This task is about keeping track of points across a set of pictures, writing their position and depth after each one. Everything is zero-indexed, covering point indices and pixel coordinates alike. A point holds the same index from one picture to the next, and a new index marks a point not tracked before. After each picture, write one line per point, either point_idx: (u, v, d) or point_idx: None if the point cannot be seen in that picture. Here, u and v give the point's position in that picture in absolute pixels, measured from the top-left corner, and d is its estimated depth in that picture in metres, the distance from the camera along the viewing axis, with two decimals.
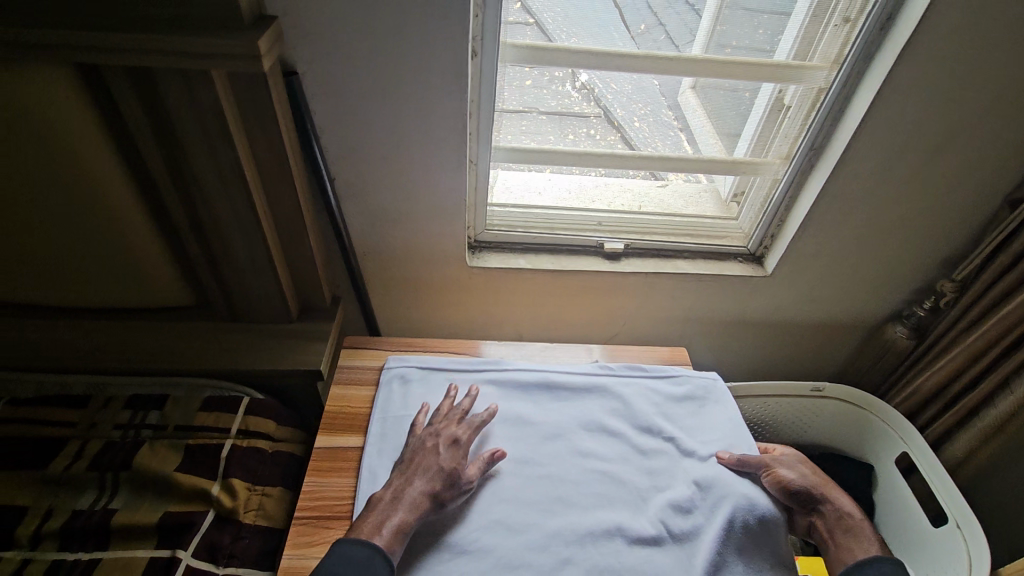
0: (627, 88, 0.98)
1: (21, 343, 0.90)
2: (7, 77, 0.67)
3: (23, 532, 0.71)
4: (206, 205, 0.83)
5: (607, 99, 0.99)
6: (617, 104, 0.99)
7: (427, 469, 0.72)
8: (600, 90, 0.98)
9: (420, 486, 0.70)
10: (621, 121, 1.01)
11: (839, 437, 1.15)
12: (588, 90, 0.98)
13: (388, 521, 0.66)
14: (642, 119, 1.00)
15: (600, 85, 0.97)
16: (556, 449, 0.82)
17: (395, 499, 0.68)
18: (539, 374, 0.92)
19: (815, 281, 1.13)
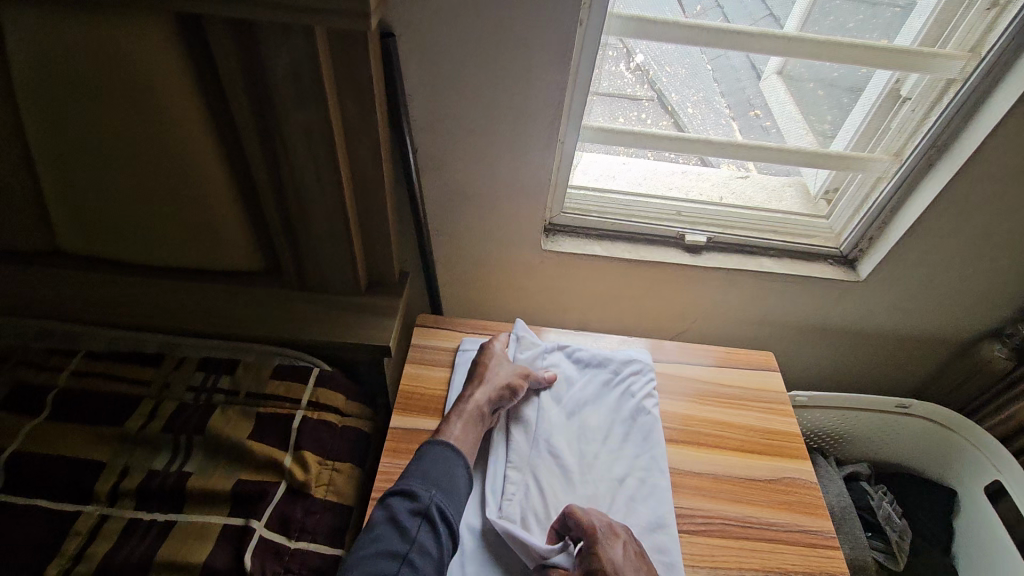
0: (682, 71, 0.92)
1: (98, 296, 0.90)
2: (108, 22, 0.65)
3: (102, 488, 0.71)
4: (287, 169, 0.80)
5: (662, 82, 0.93)
6: (672, 89, 0.94)
7: (488, 381, 0.76)
8: (656, 72, 0.92)
9: (483, 397, 0.74)
10: (675, 107, 0.95)
11: (921, 457, 1.08)
12: (642, 72, 0.91)
13: (457, 425, 0.72)
14: (695, 105, 0.95)
15: (655, 67, 0.91)
16: (625, 440, 0.77)
17: (462, 408, 0.73)
18: (618, 363, 0.85)
19: (911, 291, 1.05)
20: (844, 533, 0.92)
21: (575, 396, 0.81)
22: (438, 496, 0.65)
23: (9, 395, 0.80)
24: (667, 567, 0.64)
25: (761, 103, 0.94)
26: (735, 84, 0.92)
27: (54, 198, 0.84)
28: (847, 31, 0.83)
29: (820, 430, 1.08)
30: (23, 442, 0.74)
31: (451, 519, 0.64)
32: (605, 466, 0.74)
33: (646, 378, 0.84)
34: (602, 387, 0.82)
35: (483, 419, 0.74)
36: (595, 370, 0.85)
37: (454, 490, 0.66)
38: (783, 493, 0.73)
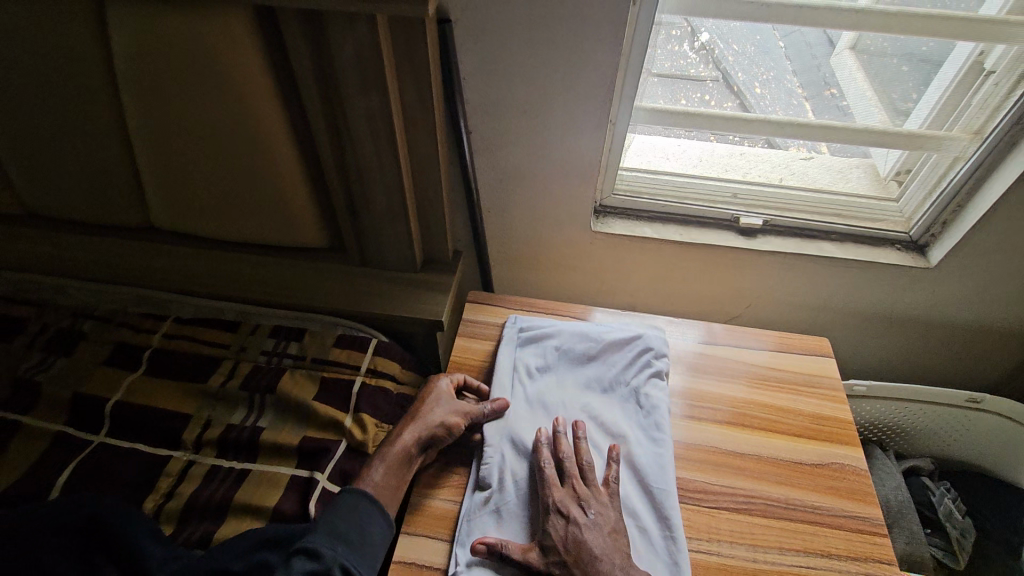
0: (749, 49, 0.89)
1: (185, 269, 1.00)
2: (198, 21, 0.72)
3: (189, 437, 0.80)
4: (352, 152, 0.85)
5: (727, 61, 0.91)
6: (738, 69, 0.92)
7: (419, 421, 0.75)
8: (721, 51, 0.90)
9: (409, 438, 0.74)
10: (741, 87, 0.93)
11: (990, 454, 1.02)
12: (707, 51, 0.90)
13: (378, 469, 0.73)
14: (764, 85, 0.92)
15: (720, 45, 0.89)
16: (622, 419, 0.77)
17: (387, 450, 0.74)
18: (627, 338, 0.84)
19: (989, 278, 0.98)
20: (899, 528, 0.90)
21: (576, 377, 0.82)
22: (347, 551, 0.66)
23: (112, 351, 0.91)
24: (672, 539, 0.65)
25: (831, 77, 0.90)
26: (809, 60, 0.90)
27: (149, 180, 0.95)
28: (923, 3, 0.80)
29: (880, 422, 1.04)
30: (124, 392, 0.85)
31: (356, 575, 0.65)
32: (600, 439, 0.75)
33: (652, 355, 0.82)
34: (608, 366, 0.82)
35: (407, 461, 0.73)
36: (607, 346, 0.83)
37: (365, 545, 0.67)
38: (830, 478, 0.72)
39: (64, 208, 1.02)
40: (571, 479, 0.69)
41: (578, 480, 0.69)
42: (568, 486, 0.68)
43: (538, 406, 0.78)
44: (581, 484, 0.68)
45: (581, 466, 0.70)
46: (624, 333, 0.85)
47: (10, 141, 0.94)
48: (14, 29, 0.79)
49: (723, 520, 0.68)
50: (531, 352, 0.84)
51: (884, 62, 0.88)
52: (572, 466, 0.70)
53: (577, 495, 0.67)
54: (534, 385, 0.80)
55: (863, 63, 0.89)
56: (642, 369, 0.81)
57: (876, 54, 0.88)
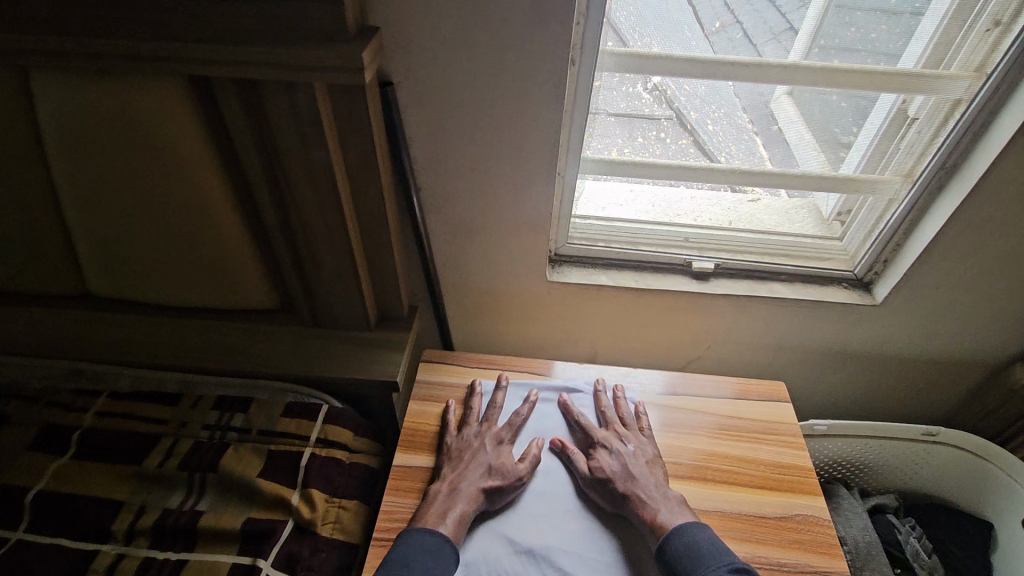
0: (701, 90, 0.89)
1: (124, 339, 0.95)
2: (129, 91, 0.71)
3: (119, 527, 0.74)
4: (296, 212, 0.83)
5: (679, 101, 0.90)
6: (690, 108, 0.91)
7: (467, 455, 0.74)
8: (673, 91, 0.89)
9: (468, 474, 0.71)
10: (694, 125, 0.92)
11: (950, 486, 1.04)
12: (660, 91, 0.89)
13: (439, 508, 0.68)
14: (716, 122, 0.92)
15: (673, 86, 0.89)
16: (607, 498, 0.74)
17: (442, 486, 0.70)
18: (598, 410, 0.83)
19: (934, 311, 1.01)
20: (871, 571, 0.89)
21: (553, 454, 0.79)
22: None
23: (39, 433, 0.84)
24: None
25: (760, 110, 0.91)
26: (758, 99, 0.90)
27: (85, 247, 0.91)
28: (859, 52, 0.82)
29: (844, 459, 1.04)
30: (50, 480, 0.78)
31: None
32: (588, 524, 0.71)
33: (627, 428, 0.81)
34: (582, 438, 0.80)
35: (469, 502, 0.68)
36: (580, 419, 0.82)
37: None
38: (794, 531, 0.71)
39: None
40: (611, 424, 0.79)
41: (619, 425, 0.80)
42: (609, 429, 0.79)
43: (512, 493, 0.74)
44: (621, 427, 0.79)
45: (622, 415, 0.81)
46: (602, 393, 0.84)
47: None
48: None
49: None
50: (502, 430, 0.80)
51: (815, 94, 0.88)
52: (613, 416, 0.81)
53: (618, 434, 0.78)
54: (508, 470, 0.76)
55: (802, 103, 0.89)
56: None
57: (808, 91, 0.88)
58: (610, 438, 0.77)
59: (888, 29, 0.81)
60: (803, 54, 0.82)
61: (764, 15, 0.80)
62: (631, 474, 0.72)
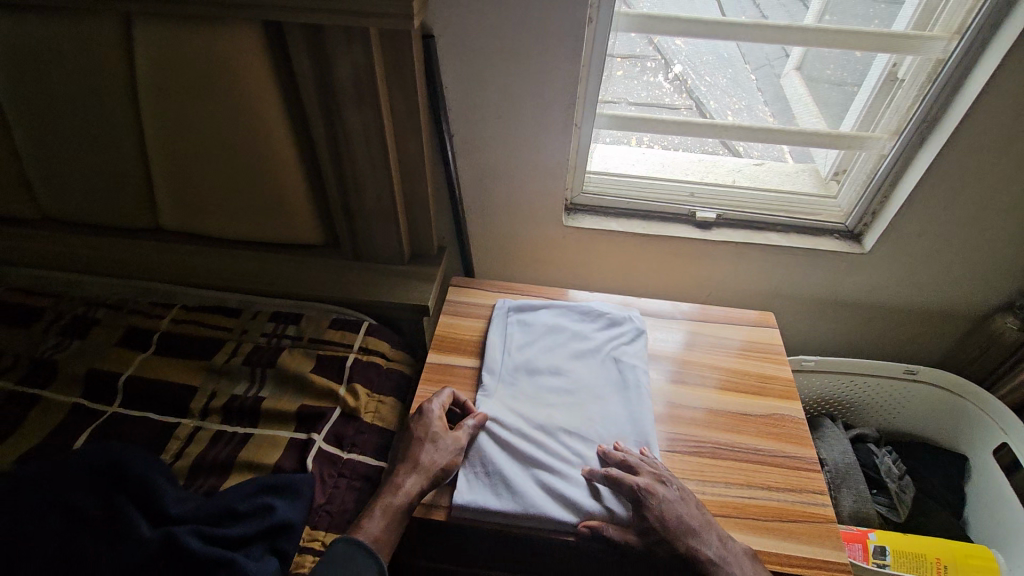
0: (721, 81, 1.04)
1: (191, 264, 1.09)
2: (214, 37, 0.84)
3: (196, 406, 0.88)
4: (348, 151, 0.96)
5: (699, 90, 1.05)
6: (710, 97, 1.05)
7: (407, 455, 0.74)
8: (693, 81, 1.04)
9: (404, 481, 0.72)
10: (714, 114, 1.06)
11: (930, 424, 1.13)
12: (680, 82, 1.05)
13: (377, 519, 0.70)
14: (736, 113, 1.05)
15: (692, 76, 1.04)
16: (605, 382, 0.85)
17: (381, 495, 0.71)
18: (601, 316, 0.94)
19: (919, 260, 1.10)
20: (848, 487, 0.99)
21: (559, 347, 0.90)
22: None
23: (123, 335, 0.99)
24: None
25: (780, 98, 1.03)
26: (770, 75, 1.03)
27: (160, 180, 1.04)
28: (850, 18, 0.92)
29: (830, 394, 1.14)
30: (136, 368, 0.92)
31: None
32: (586, 401, 0.83)
33: (627, 330, 0.92)
34: (586, 337, 0.91)
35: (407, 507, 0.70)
36: (585, 323, 0.93)
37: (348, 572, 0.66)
38: (772, 426, 0.81)
39: (78, 210, 1.11)
40: (641, 467, 0.72)
41: (648, 466, 0.72)
42: (642, 472, 0.71)
43: (521, 377, 0.86)
44: (652, 468, 0.72)
45: (642, 457, 0.74)
46: (614, 312, 0.94)
47: (30, 145, 1.03)
48: (46, 45, 0.90)
49: (677, 461, 0.78)
50: (516, 328, 0.92)
51: (833, 87, 1.03)
52: (637, 458, 0.73)
53: (655, 476, 0.71)
54: (519, 359, 0.88)
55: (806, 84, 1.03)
56: (617, 340, 0.91)
57: (818, 80, 1.02)
58: (652, 485, 0.69)
59: (881, 14, 0.93)
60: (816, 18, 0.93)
61: (787, 7, 0.93)
62: (689, 530, 0.66)
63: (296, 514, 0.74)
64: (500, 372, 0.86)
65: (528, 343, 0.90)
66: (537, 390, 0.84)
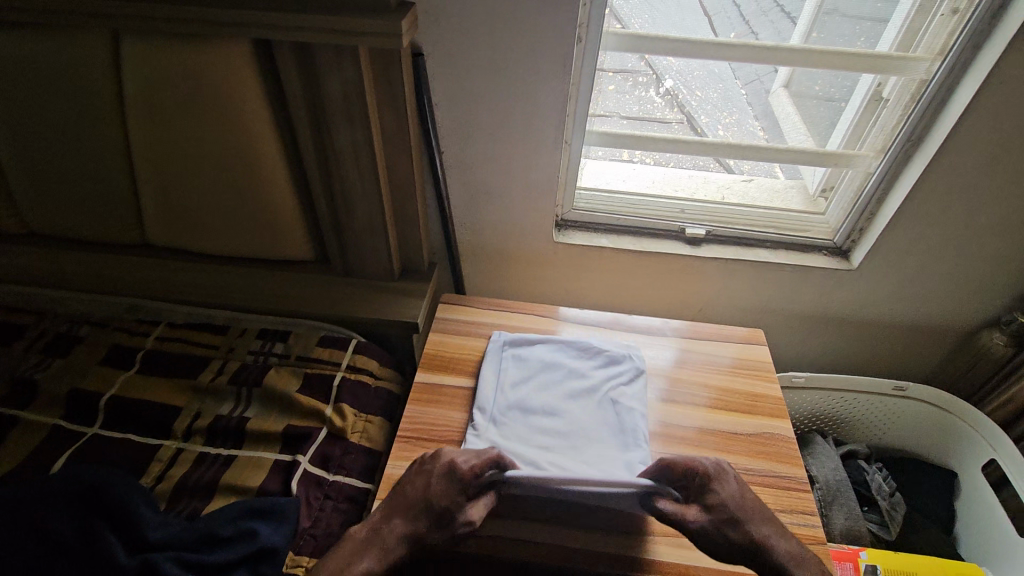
0: (714, 96, 1.05)
1: (179, 281, 1.08)
2: (202, 54, 0.84)
3: (179, 426, 0.86)
4: (339, 167, 0.95)
5: (691, 105, 1.06)
6: (702, 112, 1.06)
7: (397, 495, 0.68)
8: (684, 96, 1.05)
9: (397, 529, 0.65)
10: (705, 128, 1.07)
11: (920, 441, 1.13)
12: (672, 96, 1.06)
13: (362, 561, 0.64)
14: (727, 127, 1.06)
15: (684, 92, 1.05)
16: (601, 425, 0.82)
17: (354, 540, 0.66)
18: (599, 354, 0.90)
19: (906, 277, 1.10)
20: (839, 505, 0.99)
21: (555, 388, 0.86)
22: None
23: (107, 353, 0.97)
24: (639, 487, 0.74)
25: (769, 114, 1.05)
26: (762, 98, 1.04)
27: (148, 195, 1.03)
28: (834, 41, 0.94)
29: (821, 411, 1.14)
30: (118, 388, 0.91)
31: None
32: (578, 443, 0.80)
33: (626, 370, 0.88)
34: (584, 377, 0.88)
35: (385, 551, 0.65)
36: (583, 362, 0.90)
37: None
38: (763, 446, 0.81)
39: (65, 225, 1.10)
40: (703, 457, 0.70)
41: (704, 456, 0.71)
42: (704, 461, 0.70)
43: (513, 418, 0.82)
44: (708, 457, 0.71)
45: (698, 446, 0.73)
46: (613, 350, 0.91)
47: (16, 160, 1.02)
48: (33, 61, 0.89)
49: None
50: (511, 366, 0.89)
51: (820, 102, 1.05)
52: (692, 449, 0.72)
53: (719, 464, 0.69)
54: (512, 398, 0.85)
55: (795, 100, 1.04)
56: (616, 379, 0.87)
57: (807, 95, 1.04)
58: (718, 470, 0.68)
59: (872, 32, 0.94)
60: (802, 41, 0.95)
61: (775, 24, 0.95)
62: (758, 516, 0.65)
63: (280, 539, 0.72)
64: (490, 411, 0.83)
65: (522, 383, 0.87)
66: (529, 432, 0.81)
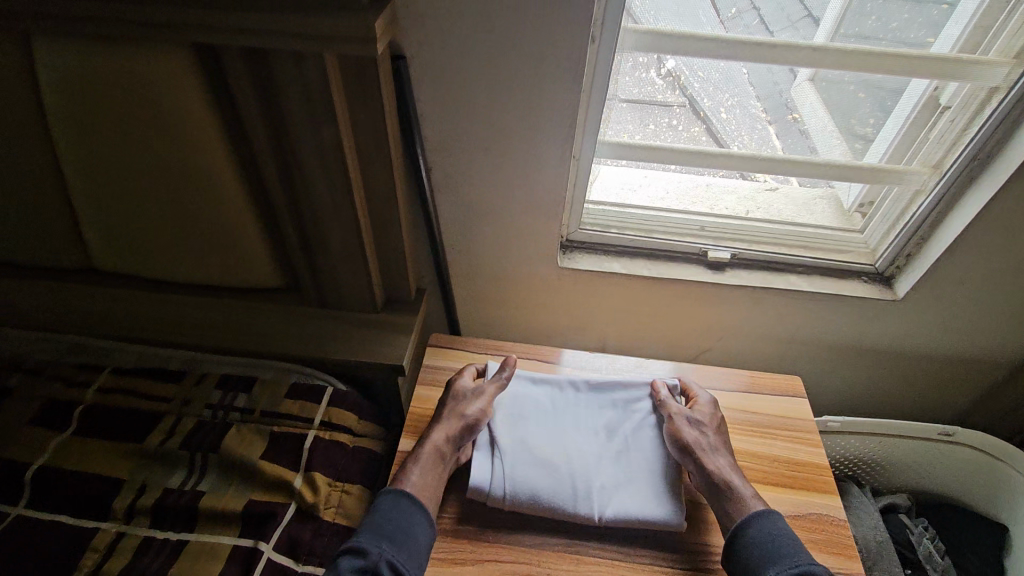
0: (715, 76, 0.87)
1: (127, 315, 0.93)
2: (130, 57, 0.68)
3: (119, 506, 0.73)
4: (305, 188, 0.80)
5: (693, 87, 0.88)
6: (704, 95, 0.89)
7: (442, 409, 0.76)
8: (687, 77, 0.88)
9: (439, 436, 0.73)
10: (707, 112, 0.90)
11: (964, 489, 1.02)
12: (674, 78, 0.88)
13: (413, 472, 0.70)
14: (729, 111, 0.90)
15: (686, 72, 0.87)
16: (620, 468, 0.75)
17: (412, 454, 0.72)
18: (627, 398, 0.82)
19: (955, 309, 0.98)
20: (881, 572, 0.87)
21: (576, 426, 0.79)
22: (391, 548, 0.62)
23: (40, 409, 0.84)
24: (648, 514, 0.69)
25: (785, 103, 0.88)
26: (772, 86, 0.87)
27: (89, 220, 0.89)
28: (888, 32, 0.78)
29: (856, 455, 1.02)
30: (49, 456, 0.78)
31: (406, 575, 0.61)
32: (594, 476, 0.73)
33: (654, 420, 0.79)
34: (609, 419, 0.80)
35: (443, 460, 0.71)
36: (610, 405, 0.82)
37: (410, 543, 0.63)
38: (809, 530, 0.70)
39: None
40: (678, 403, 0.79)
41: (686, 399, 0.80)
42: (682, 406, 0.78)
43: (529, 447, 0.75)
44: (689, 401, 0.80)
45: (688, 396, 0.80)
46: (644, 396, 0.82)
47: None
48: None
49: None
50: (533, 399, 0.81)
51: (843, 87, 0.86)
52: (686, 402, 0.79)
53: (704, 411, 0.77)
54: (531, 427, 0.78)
55: (823, 90, 0.87)
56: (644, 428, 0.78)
57: (839, 83, 0.86)
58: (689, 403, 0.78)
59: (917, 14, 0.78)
60: (828, 39, 0.78)
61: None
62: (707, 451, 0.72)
63: None
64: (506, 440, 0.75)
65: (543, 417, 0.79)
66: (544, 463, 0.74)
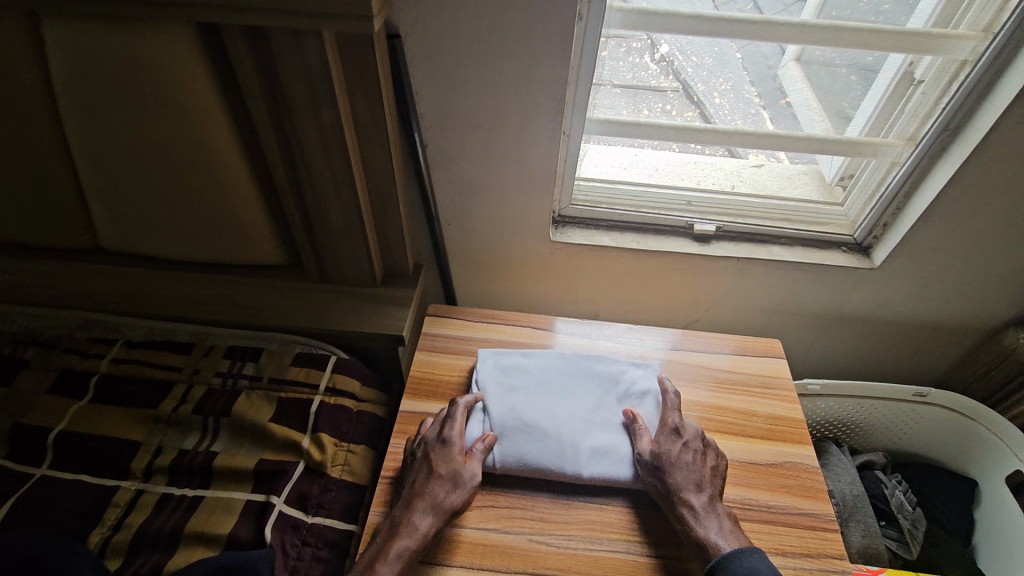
0: (707, 61, 0.89)
1: (135, 291, 0.97)
2: (134, 38, 0.71)
3: (138, 465, 0.79)
4: (306, 164, 0.84)
5: (686, 73, 0.91)
6: (697, 79, 0.91)
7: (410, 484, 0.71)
8: (680, 62, 0.89)
9: (421, 521, 0.67)
10: (700, 96, 0.92)
11: (937, 446, 1.07)
12: (667, 62, 0.90)
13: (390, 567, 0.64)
14: (722, 95, 0.92)
15: (679, 57, 0.89)
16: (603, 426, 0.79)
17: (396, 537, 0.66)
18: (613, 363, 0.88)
19: (930, 276, 1.02)
20: (857, 522, 0.92)
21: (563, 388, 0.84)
22: None
23: (57, 381, 0.89)
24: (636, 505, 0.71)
25: (771, 83, 0.91)
26: (765, 71, 0.90)
27: (96, 199, 0.92)
28: (879, 14, 0.81)
29: (835, 417, 1.08)
30: (69, 422, 0.83)
31: None
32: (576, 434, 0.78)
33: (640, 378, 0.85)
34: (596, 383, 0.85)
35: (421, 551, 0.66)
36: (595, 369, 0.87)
37: None
38: (784, 477, 0.75)
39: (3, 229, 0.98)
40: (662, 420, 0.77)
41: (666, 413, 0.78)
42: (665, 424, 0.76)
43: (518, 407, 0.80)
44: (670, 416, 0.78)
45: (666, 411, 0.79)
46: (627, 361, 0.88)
47: None
48: None
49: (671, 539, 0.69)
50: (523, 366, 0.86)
51: (825, 69, 0.89)
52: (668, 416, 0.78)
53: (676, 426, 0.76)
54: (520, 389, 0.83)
55: (807, 72, 0.90)
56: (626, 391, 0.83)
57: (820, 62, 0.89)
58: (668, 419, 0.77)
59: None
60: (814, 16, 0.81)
61: None
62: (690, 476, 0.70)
63: None
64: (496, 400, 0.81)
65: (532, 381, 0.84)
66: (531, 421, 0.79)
